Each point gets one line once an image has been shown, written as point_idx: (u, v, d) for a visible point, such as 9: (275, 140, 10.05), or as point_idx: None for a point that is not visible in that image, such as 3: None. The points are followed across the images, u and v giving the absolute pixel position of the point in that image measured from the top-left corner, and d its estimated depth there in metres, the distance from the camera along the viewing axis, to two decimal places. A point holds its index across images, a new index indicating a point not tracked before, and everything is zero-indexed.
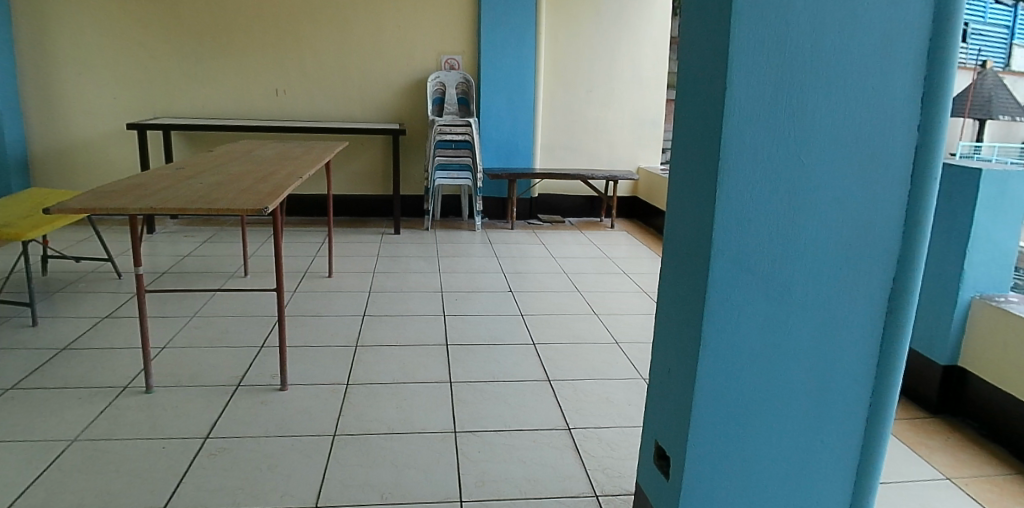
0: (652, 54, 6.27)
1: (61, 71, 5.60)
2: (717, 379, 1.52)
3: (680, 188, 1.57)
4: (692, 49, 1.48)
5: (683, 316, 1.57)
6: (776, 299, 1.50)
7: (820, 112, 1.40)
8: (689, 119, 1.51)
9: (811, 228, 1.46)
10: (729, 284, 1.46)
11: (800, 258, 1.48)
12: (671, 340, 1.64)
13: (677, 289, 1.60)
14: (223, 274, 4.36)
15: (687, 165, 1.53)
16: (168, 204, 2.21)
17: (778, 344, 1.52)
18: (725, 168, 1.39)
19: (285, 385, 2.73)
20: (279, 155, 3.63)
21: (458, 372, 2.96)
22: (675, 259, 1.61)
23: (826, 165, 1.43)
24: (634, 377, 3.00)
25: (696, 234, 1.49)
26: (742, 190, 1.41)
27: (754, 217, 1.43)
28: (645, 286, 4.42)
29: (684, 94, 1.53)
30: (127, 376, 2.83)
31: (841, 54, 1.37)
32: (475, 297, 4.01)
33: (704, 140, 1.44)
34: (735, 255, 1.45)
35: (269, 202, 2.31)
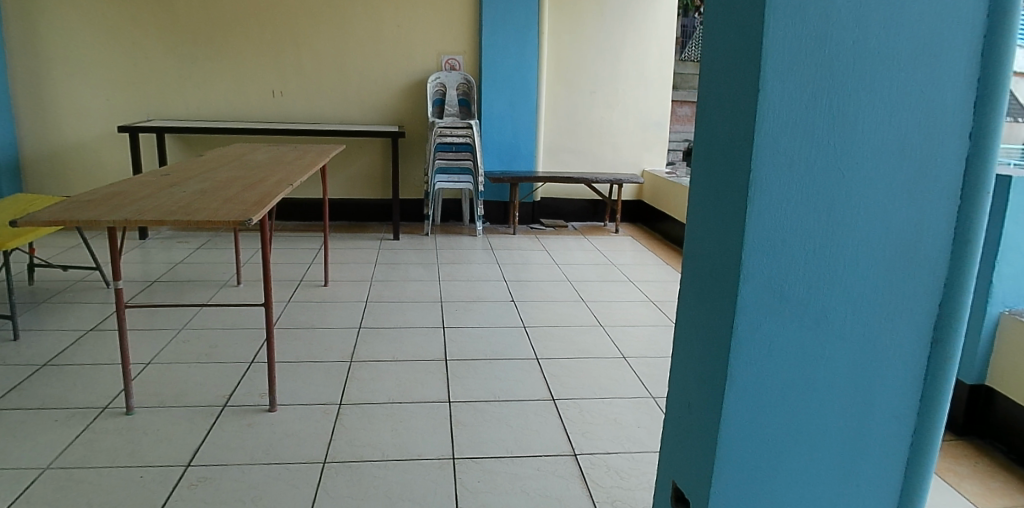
0: (657, 55, 6.10)
1: (52, 73, 5.44)
2: (743, 500, 1.12)
3: (693, 234, 1.16)
4: (712, 44, 1.06)
5: (697, 405, 1.17)
6: (827, 396, 1.08)
7: (892, 142, 0.96)
8: (705, 143, 1.10)
9: (873, 301, 1.04)
10: (760, 379, 1.06)
11: (860, 342, 1.06)
12: (684, 427, 1.25)
13: (692, 363, 1.20)
14: (215, 283, 4.21)
15: (703, 204, 1.12)
16: (144, 215, 2.04)
17: (829, 454, 1.11)
18: (756, 220, 0.97)
19: (274, 406, 2.58)
20: (270, 160, 3.45)
21: (458, 390, 2.81)
22: (687, 324, 1.21)
23: (894, 215, 1.00)
24: (643, 396, 2.85)
25: (715, 306, 1.08)
26: (779, 253, 0.99)
27: (795, 288, 1.01)
28: (652, 294, 4.26)
29: (702, 107, 1.11)
30: (107, 395, 2.68)
31: (917, 58, 0.94)
32: (476, 307, 3.86)
33: (725, 175, 1.03)
34: (768, 343, 1.04)
35: (255, 212, 2.13)
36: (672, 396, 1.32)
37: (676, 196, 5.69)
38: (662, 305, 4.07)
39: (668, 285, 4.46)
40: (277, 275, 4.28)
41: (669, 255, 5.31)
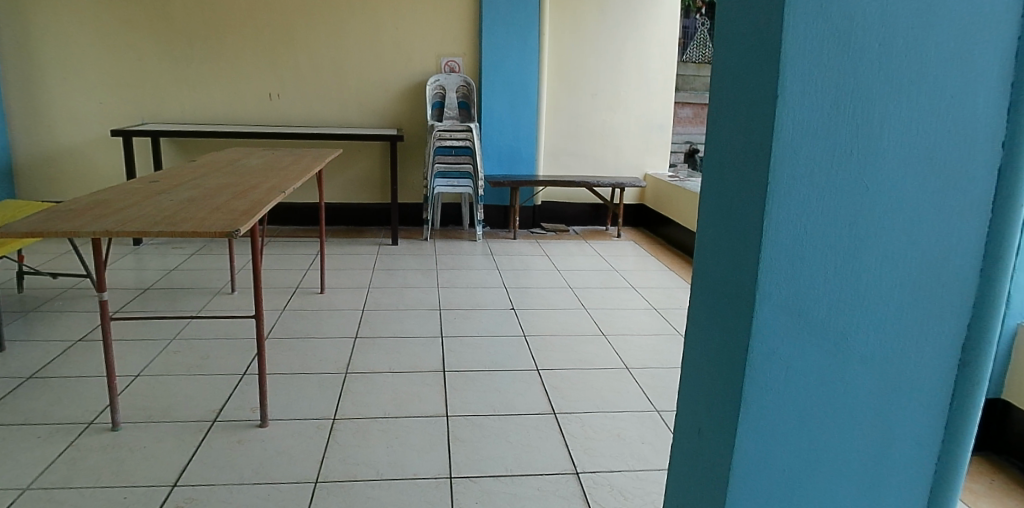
0: (659, 56, 6.01)
1: (46, 76, 5.37)
2: (762, 442, 1.27)
3: (712, 212, 1.34)
4: (729, 49, 1.26)
5: (717, 360, 1.33)
6: (833, 349, 1.25)
7: (890, 126, 1.15)
8: (724, 132, 1.29)
9: (875, 264, 1.21)
10: (778, 332, 1.22)
11: (863, 300, 1.23)
12: (702, 388, 1.40)
13: (710, 326, 1.37)
14: (209, 290, 4.11)
15: (722, 186, 1.30)
16: (128, 226, 1.95)
17: (834, 401, 1.27)
18: (775, 193, 1.15)
19: (265, 422, 2.50)
20: (264, 166, 3.36)
21: (456, 404, 2.72)
22: (707, 293, 1.39)
23: (894, 188, 1.17)
24: (647, 410, 2.75)
25: (737, 271, 1.26)
26: (795, 220, 1.16)
27: (808, 252, 1.19)
28: (655, 301, 4.16)
29: (717, 101, 1.31)
30: (94, 410, 2.59)
31: (914, 58, 1.13)
32: (475, 315, 3.77)
33: (745, 155, 1.21)
34: (784, 299, 1.20)
35: (243, 222, 2.04)
36: (686, 363, 1.49)
37: (679, 201, 5.59)
38: (666, 313, 3.97)
39: (671, 292, 4.37)
40: (272, 282, 4.19)
41: (672, 260, 5.21)
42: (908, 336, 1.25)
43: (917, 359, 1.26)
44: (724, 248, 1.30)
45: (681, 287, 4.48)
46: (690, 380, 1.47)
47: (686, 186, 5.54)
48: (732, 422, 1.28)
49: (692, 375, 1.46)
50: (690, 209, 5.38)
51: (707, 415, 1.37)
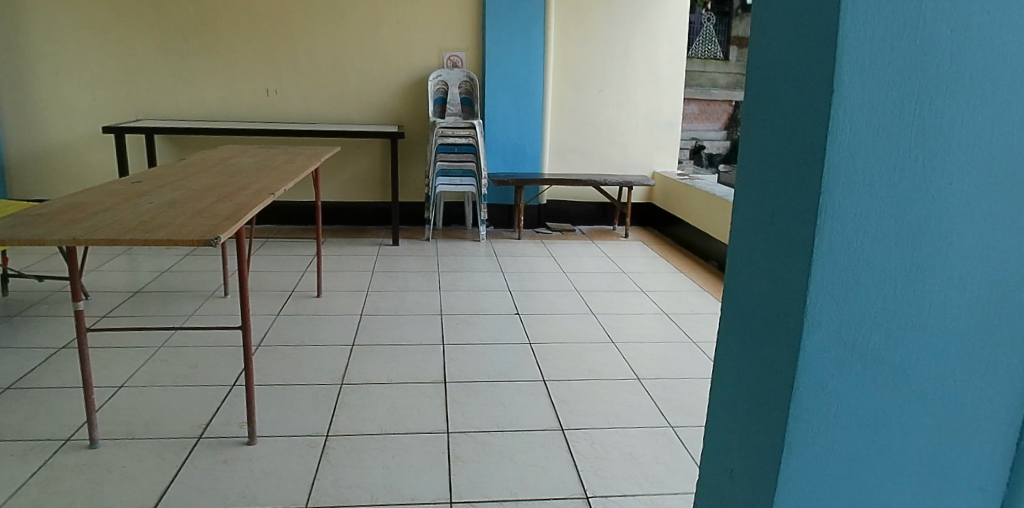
0: (668, 51, 5.83)
1: (36, 71, 5.22)
2: (806, 489, 1.11)
3: (749, 222, 1.18)
4: (771, 37, 1.10)
5: (755, 392, 1.18)
6: (889, 382, 1.08)
7: (962, 126, 0.98)
8: (764, 130, 1.12)
9: (940, 286, 1.04)
10: (828, 363, 1.06)
11: (925, 329, 1.06)
12: (735, 421, 1.24)
13: (746, 350, 1.21)
14: (201, 294, 3.95)
15: (761, 193, 1.14)
16: (99, 232, 1.79)
17: (889, 442, 1.10)
18: (829, 204, 0.99)
19: (253, 439, 2.34)
20: (255, 164, 3.20)
21: (457, 419, 2.56)
22: (742, 313, 1.22)
23: (964, 198, 1.01)
24: (661, 426, 2.59)
25: (780, 292, 1.10)
26: (850, 235, 1.00)
27: (863, 273, 1.03)
28: (666, 306, 4.00)
29: (757, 97, 1.15)
30: (72, 425, 2.44)
31: (992, 47, 0.96)
32: (478, 321, 3.60)
33: (791, 158, 1.05)
34: (835, 326, 1.04)
35: (225, 228, 1.87)
36: (717, 388, 1.33)
37: (689, 200, 5.42)
38: (677, 318, 3.80)
39: (682, 296, 4.20)
40: (266, 285, 4.03)
41: (682, 261, 5.05)
42: (976, 369, 1.08)
43: (984, 394, 1.09)
44: (764, 261, 1.14)
45: (693, 291, 4.31)
46: (721, 409, 1.31)
47: (696, 185, 5.37)
48: (772, 466, 1.12)
49: (724, 404, 1.30)
50: (701, 209, 5.21)
51: (743, 451, 1.21)
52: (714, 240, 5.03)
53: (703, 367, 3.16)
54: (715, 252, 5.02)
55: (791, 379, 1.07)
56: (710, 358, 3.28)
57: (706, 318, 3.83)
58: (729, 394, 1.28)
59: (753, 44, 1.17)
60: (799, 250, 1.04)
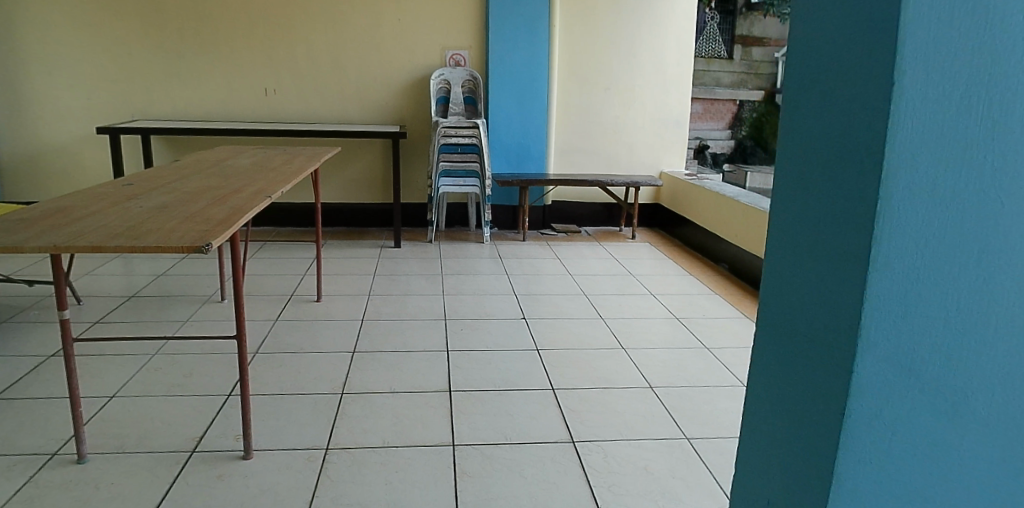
0: (675, 48, 5.72)
1: (31, 71, 5.12)
2: None
3: (791, 228, 1.07)
4: (816, 25, 0.99)
5: (798, 417, 1.07)
6: (951, 409, 0.97)
7: None
8: (807, 127, 1.01)
9: (1008, 301, 0.93)
10: (883, 390, 0.95)
11: (990, 349, 0.95)
12: (775, 447, 1.14)
13: (788, 369, 1.10)
14: (198, 298, 3.84)
15: (804, 199, 1.03)
16: (82, 238, 1.68)
17: (950, 474, 0.99)
18: (886, 212, 0.88)
19: (249, 453, 2.23)
20: (253, 166, 3.10)
21: (463, 431, 2.44)
22: (783, 328, 1.12)
23: None
24: (676, 437, 2.48)
25: (827, 309, 0.99)
26: (910, 247, 0.89)
27: (924, 289, 0.91)
28: (677, 310, 3.88)
29: (797, 94, 1.04)
30: (59, 438, 2.33)
31: None
32: (483, 326, 3.49)
33: (843, 159, 0.94)
34: (892, 347, 0.93)
35: (218, 234, 1.76)
36: (754, 408, 1.22)
37: (698, 200, 5.31)
38: (689, 323, 3.68)
39: (692, 299, 4.08)
40: (265, 289, 3.91)
41: (691, 263, 4.93)
42: None
43: None
44: (810, 272, 1.03)
45: (704, 294, 4.19)
46: (760, 431, 1.20)
47: (705, 185, 5.26)
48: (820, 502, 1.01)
49: (763, 426, 1.19)
50: (710, 210, 5.09)
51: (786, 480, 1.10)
52: (724, 242, 4.91)
53: (717, 375, 3.04)
54: (725, 254, 4.90)
55: (842, 405, 0.96)
56: (724, 365, 3.16)
57: (718, 323, 3.71)
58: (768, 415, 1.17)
59: (792, 35, 1.07)
60: (853, 261, 0.93)
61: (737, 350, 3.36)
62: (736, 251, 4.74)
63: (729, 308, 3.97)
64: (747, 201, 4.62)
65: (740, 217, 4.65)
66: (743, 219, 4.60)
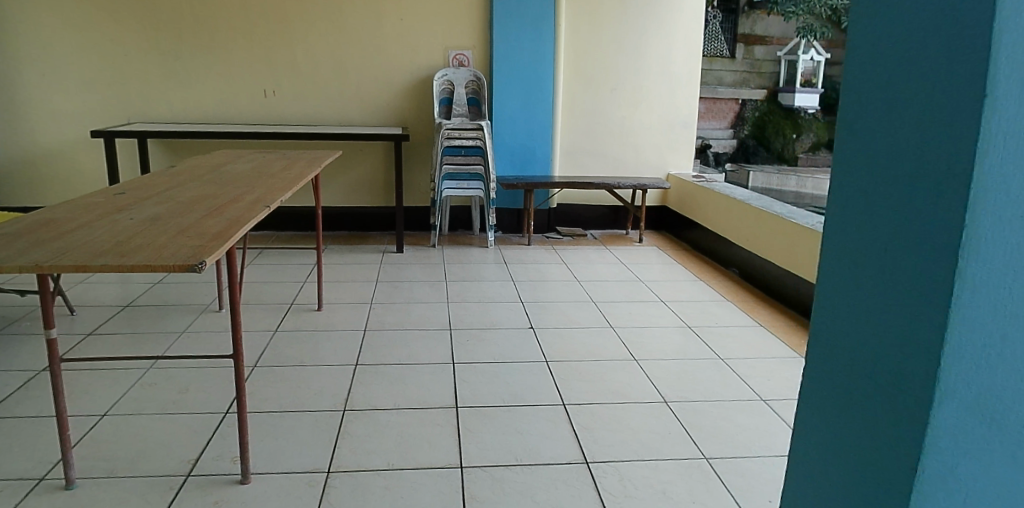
0: (684, 48, 5.60)
1: (25, 73, 5.01)
2: None
3: (857, 242, 1.06)
4: (891, 37, 0.98)
5: (869, 435, 1.04)
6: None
7: None
8: (880, 141, 1.00)
9: None
10: (964, 408, 0.92)
11: None
12: (840, 464, 1.11)
13: (853, 384, 1.08)
14: (194, 307, 3.73)
15: (875, 213, 1.01)
16: (66, 256, 1.55)
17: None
18: (974, 226, 0.86)
19: (247, 477, 2.12)
20: (251, 171, 2.99)
21: (471, 451, 2.33)
22: (845, 342, 1.10)
23: None
24: (695, 457, 2.36)
25: (903, 325, 0.96)
26: (996, 261, 0.87)
27: (1008, 303, 0.89)
28: (689, 318, 3.76)
29: (867, 107, 1.03)
30: (48, 461, 2.22)
31: None
32: (490, 336, 3.37)
33: (923, 168, 0.92)
34: (975, 363, 0.91)
35: (212, 249, 1.63)
36: (814, 422, 1.20)
37: (706, 203, 5.19)
38: (702, 332, 3.57)
39: (704, 307, 3.96)
40: (264, 297, 3.80)
41: (701, 268, 4.82)
42: None
43: None
44: (880, 285, 1.01)
45: (716, 301, 4.08)
46: (824, 446, 1.18)
47: (714, 187, 5.14)
48: None
49: (826, 440, 1.16)
50: (719, 213, 4.98)
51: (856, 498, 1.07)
52: (734, 246, 4.79)
53: (734, 388, 2.92)
54: (735, 258, 4.78)
55: (921, 423, 0.94)
56: (741, 377, 3.05)
57: (732, 332, 3.60)
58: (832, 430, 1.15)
59: (858, 48, 1.05)
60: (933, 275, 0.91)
61: (753, 360, 3.24)
62: (747, 256, 4.62)
63: (742, 316, 3.85)
64: (758, 205, 4.50)
65: (752, 221, 4.52)
66: (755, 223, 4.48)
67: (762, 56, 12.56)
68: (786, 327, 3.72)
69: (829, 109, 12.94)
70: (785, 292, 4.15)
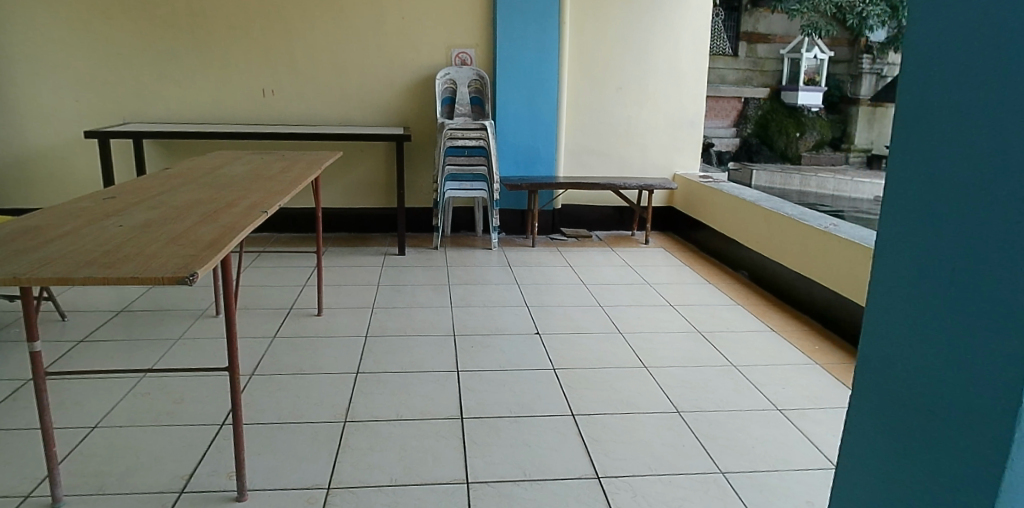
0: (691, 45, 5.50)
1: (19, 72, 4.92)
2: None
3: (892, 242, 1.17)
4: (970, 27, 0.99)
5: (947, 416, 1.06)
6: None
7: None
8: (960, 128, 1.02)
9: None
10: None
11: None
12: (914, 445, 1.13)
13: (894, 369, 1.17)
14: (190, 312, 3.63)
15: (954, 198, 1.03)
16: (49, 267, 1.45)
17: None
18: None
19: (243, 495, 2.02)
20: (249, 173, 2.88)
21: (478, 465, 2.23)
22: (882, 335, 1.20)
23: None
24: (711, 471, 2.27)
25: (985, 306, 0.98)
26: None
27: None
28: (699, 323, 3.66)
29: (945, 94, 1.05)
30: (35, 477, 2.12)
31: None
32: (495, 343, 3.27)
33: (1009, 153, 0.94)
34: None
35: (205, 259, 1.53)
36: (864, 415, 1.26)
37: (714, 204, 5.09)
38: (713, 338, 3.47)
39: (714, 311, 3.87)
40: (262, 302, 3.71)
41: (709, 270, 4.72)
42: None
43: None
44: (956, 276, 1.03)
45: (726, 305, 3.98)
46: (868, 437, 1.25)
47: (722, 188, 5.04)
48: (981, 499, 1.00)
49: (871, 430, 1.24)
50: (728, 214, 4.88)
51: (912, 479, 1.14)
52: (743, 247, 4.69)
53: (749, 397, 2.83)
54: (744, 260, 4.68)
55: (1009, 402, 0.95)
56: (755, 385, 2.95)
57: (744, 337, 3.50)
58: (876, 420, 1.23)
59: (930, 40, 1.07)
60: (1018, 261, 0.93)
61: (767, 367, 3.15)
62: (756, 258, 4.52)
63: (754, 320, 3.75)
64: (768, 206, 4.40)
65: (762, 223, 4.42)
66: (765, 225, 4.38)
67: (765, 54, 12.41)
68: (799, 332, 3.62)
69: (831, 108, 12.91)
70: (796, 296, 4.05)
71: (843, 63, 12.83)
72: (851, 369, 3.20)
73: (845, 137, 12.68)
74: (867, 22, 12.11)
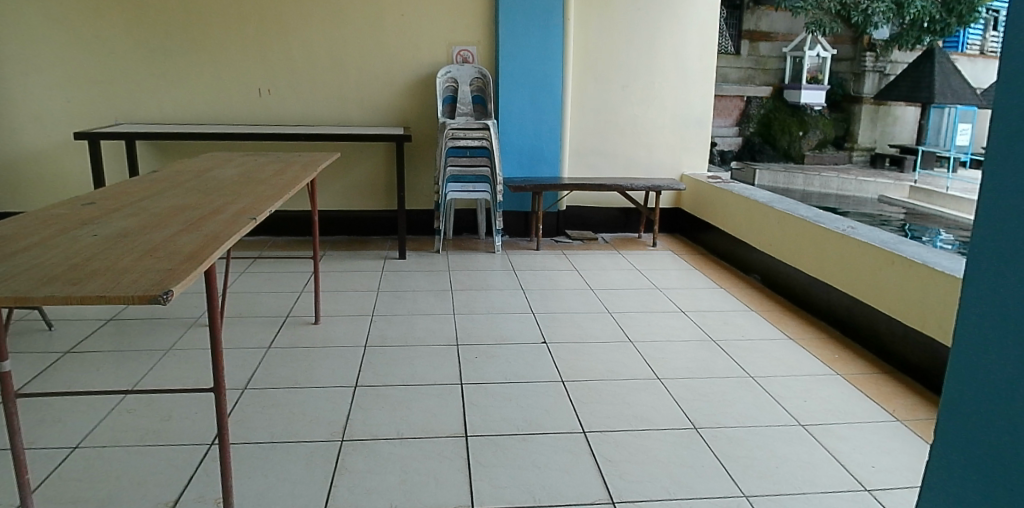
0: (699, 42, 5.35)
1: (7, 72, 4.77)
2: None
3: (983, 262, 1.02)
4: None
5: None
6: None
7: None
8: None
9: None
10: None
11: None
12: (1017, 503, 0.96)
13: (987, 409, 1.02)
14: (182, 321, 3.48)
15: None
16: (6, 286, 1.30)
17: None
18: None
19: None
20: (239, 177, 2.73)
21: (484, 488, 2.09)
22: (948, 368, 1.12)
23: None
24: (734, 495, 2.11)
25: None
26: None
27: None
28: (712, 331, 3.51)
29: None
30: (7, 504, 1.98)
31: None
32: (499, 353, 3.11)
33: None
34: None
35: (183, 274, 1.38)
36: (948, 462, 1.10)
37: (725, 205, 4.94)
38: (727, 347, 3.32)
39: (728, 317, 3.72)
40: (257, 309, 3.56)
41: (719, 274, 4.57)
42: None
43: None
44: None
45: (740, 311, 3.83)
46: (932, 478, 1.15)
47: (732, 189, 4.89)
48: None
49: (935, 470, 1.14)
50: (739, 216, 4.73)
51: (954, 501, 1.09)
52: (754, 250, 4.54)
53: (769, 411, 2.69)
54: (755, 264, 4.53)
55: None
56: (775, 398, 2.81)
57: (760, 346, 3.36)
58: (940, 458, 1.13)
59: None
60: None
61: (786, 378, 3.01)
62: (768, 261, 4.37)
63: (769, 328, 3.60)
64: (782, 207, 4.25)
65: (775, 225, 4.27)
66: (778, 227, 4.23)
67: (767, 52, 12.26)
68: (817, 340, 3.48)
69: (835, 106, 12.82)
70: (811, 301, 3.89)
71: (847, 61, 12.65)
72: (874, 380, 3.05)
73: (847, 136, 12.57)
74: (872, 19, 11.62)
